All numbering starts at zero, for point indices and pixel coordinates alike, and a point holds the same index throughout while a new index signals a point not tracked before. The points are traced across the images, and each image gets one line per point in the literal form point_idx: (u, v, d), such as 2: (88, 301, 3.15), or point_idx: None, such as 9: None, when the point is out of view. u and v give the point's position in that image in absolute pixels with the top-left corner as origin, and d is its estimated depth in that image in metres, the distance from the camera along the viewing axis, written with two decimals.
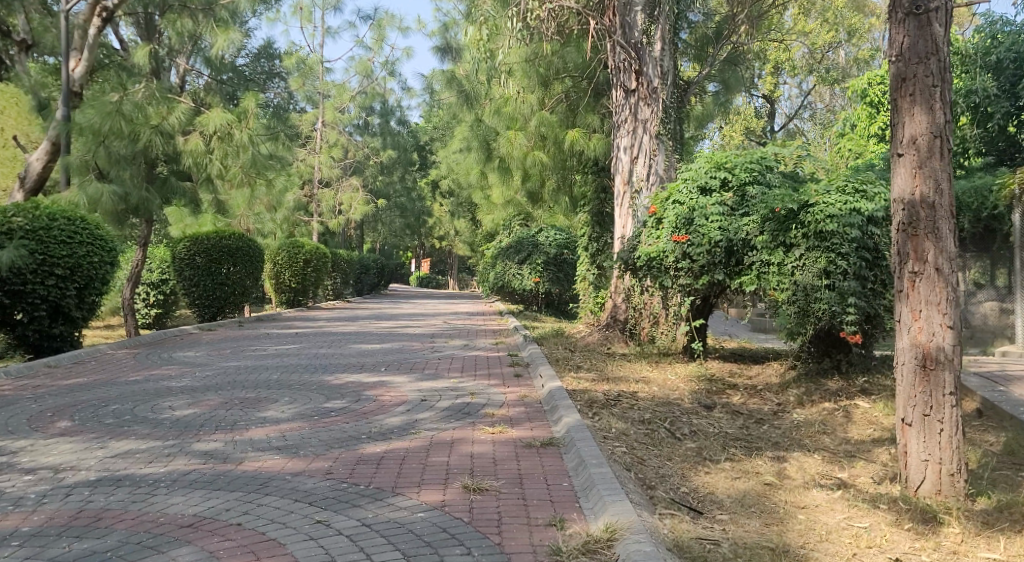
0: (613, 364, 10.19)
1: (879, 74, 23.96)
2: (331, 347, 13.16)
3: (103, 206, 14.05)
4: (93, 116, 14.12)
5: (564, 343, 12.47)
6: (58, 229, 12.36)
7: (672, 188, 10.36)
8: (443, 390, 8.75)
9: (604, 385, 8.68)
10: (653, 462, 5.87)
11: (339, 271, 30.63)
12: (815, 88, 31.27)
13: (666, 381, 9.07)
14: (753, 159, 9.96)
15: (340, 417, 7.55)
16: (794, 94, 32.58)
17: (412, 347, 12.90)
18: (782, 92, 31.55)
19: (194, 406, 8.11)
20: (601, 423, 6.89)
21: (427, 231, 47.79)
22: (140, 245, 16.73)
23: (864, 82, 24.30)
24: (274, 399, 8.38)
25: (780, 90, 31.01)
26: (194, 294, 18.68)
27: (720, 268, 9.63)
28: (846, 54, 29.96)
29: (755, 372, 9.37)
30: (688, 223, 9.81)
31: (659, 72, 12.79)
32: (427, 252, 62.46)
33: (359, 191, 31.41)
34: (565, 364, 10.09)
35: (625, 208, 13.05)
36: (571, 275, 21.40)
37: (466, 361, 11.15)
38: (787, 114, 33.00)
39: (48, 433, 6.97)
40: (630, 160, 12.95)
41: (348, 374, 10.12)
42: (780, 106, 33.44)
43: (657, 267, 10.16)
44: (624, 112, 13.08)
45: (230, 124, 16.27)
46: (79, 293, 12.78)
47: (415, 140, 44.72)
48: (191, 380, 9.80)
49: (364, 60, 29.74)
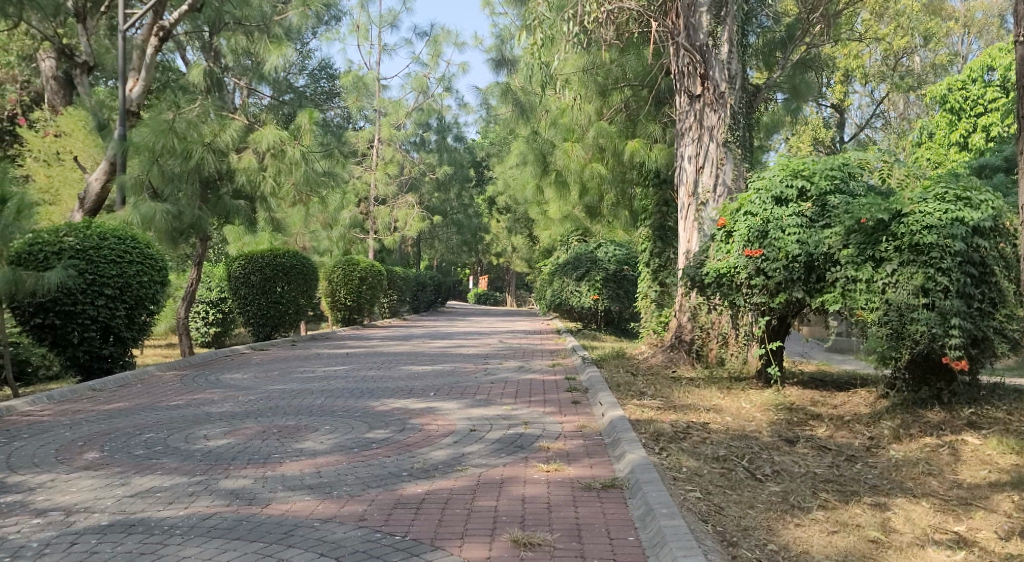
0: (679, 390, 9.36)
1: (960, 80, 22.68)
2: (380, 368, 12.58)
3: (156, 225, 13.54)
4: (146, 134, 13.82)
5: (626, 365, 11.69)
6: (108, 249, 12.01)
7: (743, 198, 9.54)
8: (495, 419, 8.06)
9: (671, 414, 7.88)
10: (733, 510, 5.09)
11: (395, 289, 30.26)
12: (888, 96, 29.94)
13: (741, 409, 8.26)
14: (835, 166, 9.09)
15: (382, 449, 6.92)
16: (866, 104, 31.24)
17: (464, 369, 12.23)
18: (854, 101, 30.24)
19: (229, 435, 7.56)
20: (670, 461, 6.12)
21: (484, 247, 47.32)
22: (194, 264, 16.43)
23: (943, 88, 23.04)
24: (315, 428, 7.78)
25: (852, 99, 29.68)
26: (247, 312, 18.33)
27: (797, 285, 8.81)
28: (922, 61, 28.62)
29: (840, 401, 8.51)
30: (762, 236, 9.03)
31: (727, 75, 11.90)
32: (485, 269, 61.98)
33: (415, 208, 31.01)
34: (627, 389, 9.31)
35: (689, 220, 12.26)
36: (632, 292, 20.57)
37: (522, 385, 10.44)
38: (858, 124, 31.73)
39: (72, 466, 6.46)
40: (695, 170, 12.17)
41: (395, 399, 9.50)
42: (852, 115, 32.13)
43: (727, 285, 9.40)
44: (688, 118, 12.36)
45: (283, 140, 15.92)
46: (129, 313, 12.34)
47: (472, 156, 44.35)
48: (232, 405, 9.28)
49: (420, 76, 29.37)
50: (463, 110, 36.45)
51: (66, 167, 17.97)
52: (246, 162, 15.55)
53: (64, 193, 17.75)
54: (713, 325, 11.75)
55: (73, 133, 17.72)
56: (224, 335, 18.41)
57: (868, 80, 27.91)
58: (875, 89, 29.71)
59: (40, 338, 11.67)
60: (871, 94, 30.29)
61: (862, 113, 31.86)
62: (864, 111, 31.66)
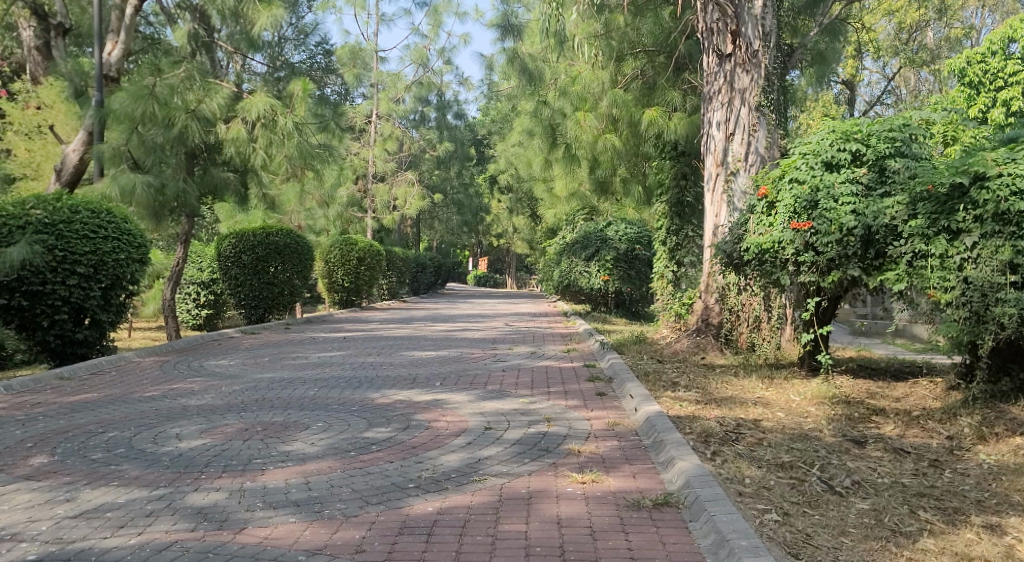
0: (714, 380, 8.34)
1: (979, 52, 21.53)
2: (380, 353, 11.54)
3: (137, 200, 12.48)
4: (124, 101, 12.71)
5: (649, 351, 10.68)
6: (80, 222, 10.81)
7: (787, 164, 8.56)
8: (512, 414, 7.04)
9: (715, 409, 6.85)
10: (826, 543, 4.11)
11: (394, 270, 29.20)
12: (901, 71, 28.62)
13: (792, 404, 7.25)
14: (895, 126, 8.14)
15: (384, 452, 5.90)
16: (875, 81, 30.05)
17: (472, 355, 11.18)
18: (865, 78, 28.99)
19: (205, 434, 6.44)
20: (729, 470, 5.12)
21: (483, 227, 46.16)
22: (181, 242, 15.35)
23: (962, 61, 21.89)
24: (305, 424, 6.74)
25: (863, 76, 28.47)
26: (239, 294, 17.27)
27: (853, 262, 7.82)
28: (936, 36, 27.37)
29: (902, 394, 7.49)
30: (811, 206, 8.02)
31: (760, 32, 10.95)
32: (485, 250, 60.76)
33: (415, 186, 29.81)
34: (656, 379, 8.27)
35: (718, 192, 11.36)
36: (643, 273, 19.48)
37: (537, 375, 9.39)
38: (869, 101, 30.47)
39: (13, 476, 5.46)
40: (724, 137, 11.28)
41: (398, 390, 8.46)
42: (861, 92, 30.95)
43: (771, 260, 8.42)
44: (717, 80, 11.42)
45: (274, 109, 14.62)
46: (105, 294, 11.18)
47: (472, 135, 43.16)
48: (213, 396, 8.22)
49: (420, 48, 28.14)
50: (465, 86, 35.25)
51: (47, 141, 16.78)
52: (235, 131, 14.36)
53: (47, 166, 16.48)
54: (744, 307, 10.75)
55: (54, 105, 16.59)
56: (217, 317, 17.45)
57: (880, 56, 26.70)
58: (887, 66, 28.46)
59: (6, 321, 10.50)
60: (883, 71, 29.05)
61: (871, 90, 30.67)
62: (873, 88, 30.48)
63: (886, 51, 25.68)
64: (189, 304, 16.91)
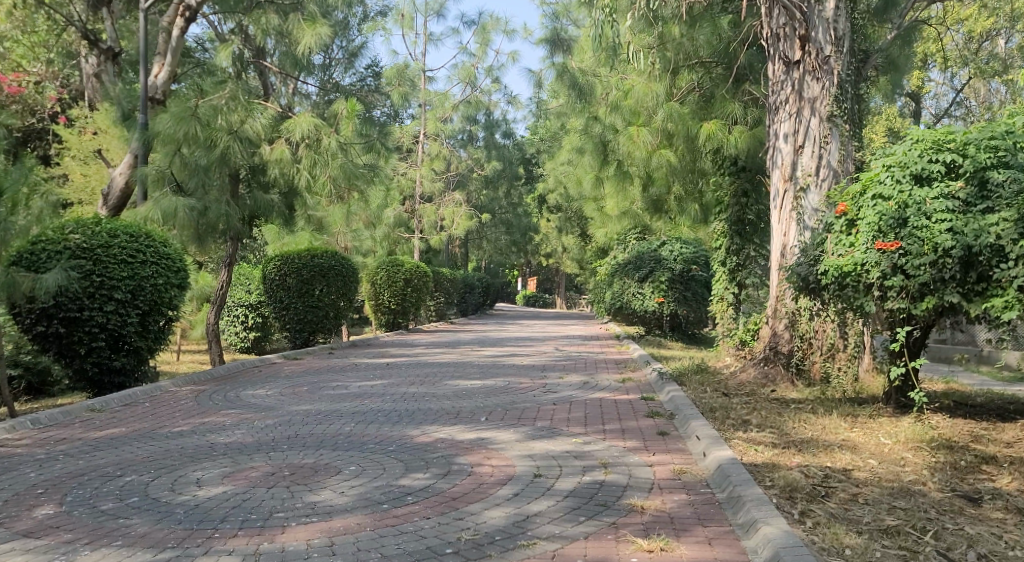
0: (791, 417, 7.61)
1: None
2: (423, 382, 10.84)
3: (179, 223, 11.78)
4: (166, 122, 12.10)
5: (713, 382, 9.88)
6: (118, 247, 10.24)
7: (868, 178, 7.91)
8: (565, 458, 6.29)
9: (796, 456, 6.09)
10: None
11: (441, 291, 28.60)
12: (968, 84, 27.25)
13: (884, 449, 6.50)
14: (995, 133, 7.43)
15: (422, 504, 5.19)
16: (942, 92, 28.74)
17: (520, 385, 10.43)
18: (931, 90, 27.74)
19: (227, 479, 5.70)
20: (824, 538, 4.39)
21: (532, 247, 45.47)
22: (225, 265, 14.91)
23: None
24: (336, 466, 6.04)
25: (929, 88, 27.22)
26: (284, 317, 16.73)
27: (950, 286, 7.18)
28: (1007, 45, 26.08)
29: (1012, 442, 6.72)
30: (899, 224, 7.38)
31: (833, 36, 10.23)
32: (534, 269, 60.04)
33: (463, 206, 29.21)
34: (724, 417, 7.48)
35: (786, 210, 10.58)
36: (700, 295, 18.59)
37: (591, 409, 8.60)
38: (935, 114, 29.19)
39: (9, 533, 4.85)
40: (793, 150, 10.54)
41: (440, 426, 7.75)
42: (927, 104, 29.66)
43: (853, 284, 7.73)
44: (784, 90, 10.71)
45: (320, 129, 14.04)
46: (142, 320, 10.52)
47: (520, 154, 42.60)
48: (244, 430, 7.58)
49: (468, 66, 27.65)
50: (513, 105, 34.76)
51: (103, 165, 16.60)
52: (278, 152, 13.79)
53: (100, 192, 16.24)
54: (817, 334, 10.12)
55: (107, 130, 16.27)
56: (264, 340, 17.04)
57: (947, 66, 25.48)
58: (955, 77, 27.18)
59: (44, 347, 10.00)
60: (951, 82, 27.76)
61: (938, 102, 29.35)
62: (940, 100, 29.18)
63: (954, 61, 24.47)
64: (237, 327, 16.67)
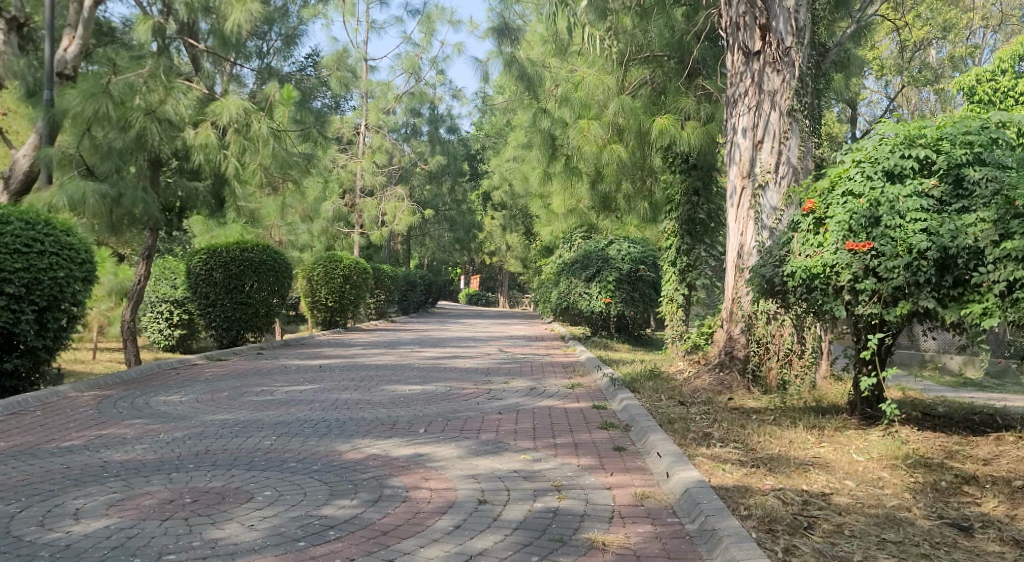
0: (751, 430, 7.02)
1: (987, 69, 18.98)
2: (357, 388, 10.06)
3: (88, 211, 10.79)
4: (74, 101, 11.13)
5: (667, 390, 9.27)
6: (12, 235, 9.21)
7: (837, 173, 7.40)
8: (512, 480, 5.64)
9: (768, 478, 5.50)
10: None
11: (381, 288, 27.71)
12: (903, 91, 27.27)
13: (858, 468, 5.93)
14: (972, 129, 6.96)
15: (346, 541, 4.50)
16: (876, 100, 28.77)
17: (463, 392, 9.69)
18: (866, 97, 27.71)
19: (115, 511, 4.93)
20: None
21: (477, 246, 44.75)
22: (144, 258, 13.76)
23: (970, 79, 19.26)
24: (249, 492, 5.33)
25: (864, 95, 27.16)
26: (209, 314, 15.53)
27: (925, 290, 6.65)
28: (940, 55, 26.15)
29: (991, 457, 6.23)
30: (872, 223, 6.85)
31: (793, 27, 9.78)
32: (477, 267, 59.10)
33: (405, 201, 28.28)
34: (685, 430, 6.88)
35: (744, 209, 10.05)
36: (648, 296, 18.10)
37: (540, 419, 7.91)
38: (870, 121, 29.30)
39: None
40: (752, 145, 10.01)
41: (372, 439, 6.98)
42: (862, 111, 29.67)
43: (821, 287, 7.16)
44: (743, 82, 10.18)
45: (249, 113, 13.03)
46: (40, 317, 9.59)
47: (465, 149, 41.85)
48: (149, 444, 6.75)
49: (411, 56, 26.76)
50: (457, 99, 33.99)
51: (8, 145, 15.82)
52: (203, 137, 12.61)
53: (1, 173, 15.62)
54: (773, 338, 9.62)
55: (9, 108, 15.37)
56: (191, 337, 16.16)
57: (882, 74, 25.43)
58: (889, 85, 27.18)
59: None
60: (884, 90, 27.78)
61: (872, 110, 29.38)
62: (874, 108, 29.21)
63: (890, 69, 24.37)
64: (162, 323, 15.70)
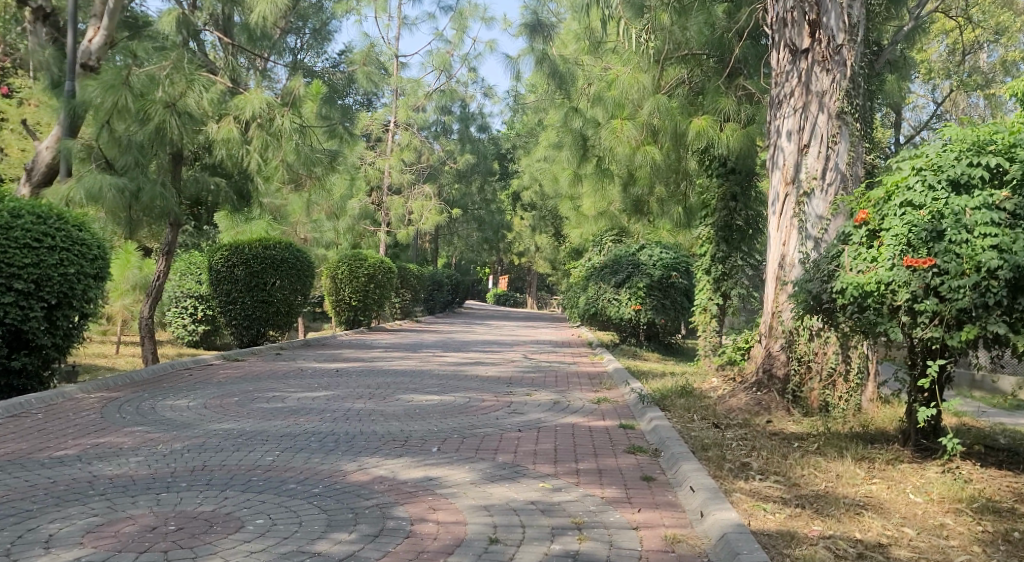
0: (795, 461, 6.43)
1: None
2: (371, 396, 9.54)
3: (106, 205, 10.26)
4: (92, 91, 10.37)
5: (702, 410, 8.64)
6: (22, 229, 8.77)
7: (893, 182, 6.76)
8: (531, 513, 5.09)
9: (816, 522, 4.92)
10: None
11: (407, 288, 27.27)
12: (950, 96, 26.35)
13: (917, 513, 5.34)
14: None
15: None
16: (922, 105, 27.83)
17: (482, 405, 9.13)
18: (911, 101, 26.77)
19: (90, 541, 4.42)
20: None
21: (505, 246, 44.25)
22: (163, 254, 13.24)
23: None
24: (239, 520, 4.80)
25: (910, 99, 26.24)
26: (229, 312, 14.91)
27: (995, 314, 6.04)
28: (989, 59, 25.08)
29: None
30: (934, 238, 6.23)
31: (846, 23, 9.16)
32: (505, 267, 58.54)
33: (433, 199, 27.79)
34: (722, 460, 6.29)
35: (787, 217, 9.43)
36: (679, 303, 17.46)
37: (563, 440, 7.32)
38: (913, 127, 28.34)
39: None
40: (797, 149, 9.38)
41: (381, 458, 6.43)
42: (906, 116, 28.71)
43: (876, 306, 6.56)
44: (789, 81, 9.55)
45: (273, 108, 12.46)
46: (49, 314, 9.17)
47: (496, 148, 41.37)
48: (143, 456, 6.25)
49: (443, 53, 26.26)
50: (489, 98, 33.51)
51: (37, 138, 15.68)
52: (225, 132, 12.10)
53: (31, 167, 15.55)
54: (816, 356, 8.98)
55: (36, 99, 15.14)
56: (215, 334, 15.70)
57: (930, 78, 24.53)
58: (935, 90, 26.27)
59: None
60: (930, 95, 26.87)
61: (917, 114, 28.47)
62: (919, 113, 28.26)
63: (937, 73, 23.47)
64: (185, 318, 15.35)
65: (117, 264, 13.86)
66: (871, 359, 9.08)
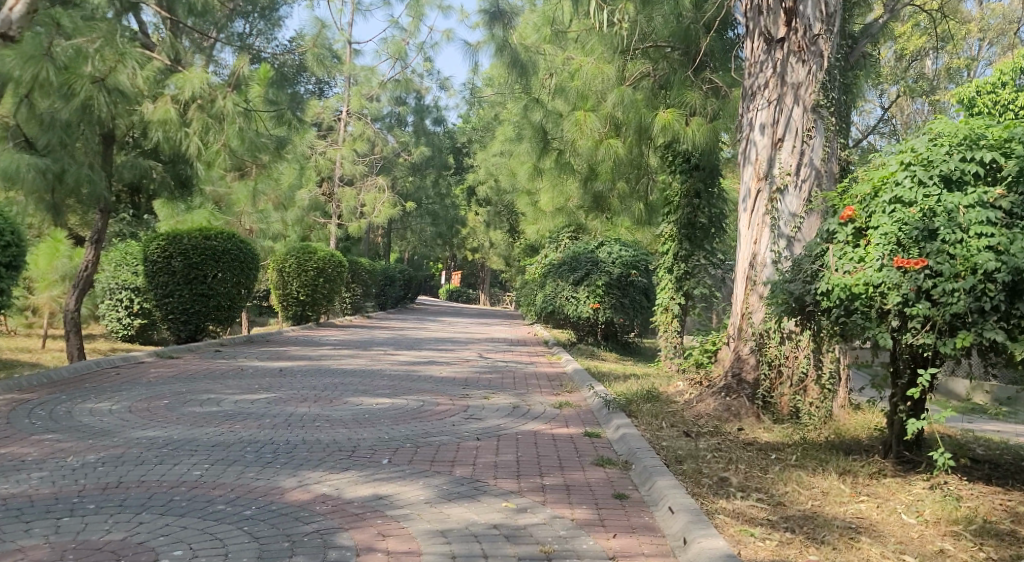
0: (776, 476, 5.96)
1: (987, 82, 18.66)
2: (316, 399, 8.85)
3: (24, 186, 9.49)
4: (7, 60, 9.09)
5: (670, 417, 8.14)
6: None
7: (881, 177, 6.33)
8: (492, 541, 4.51)
9: (811, 553, 4.44)
10: None
11: (358, 282, 26.49)
12: (896, 101, 26.53)
13: (913, 538, 4.88)
14: None
15: None
16: (870, 111, 27.94)
17: (436, 409, 8.51)
18: (861, 106, 26.83)
19: None
20: None
21: (458, 241, 43.57)
22: (91, 242, 12.22)
23: (971, 91, 18.56)
24: (153, 551, 4.16)
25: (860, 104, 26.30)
26: (166, 306, 14.03)
27: (991, 319, 5.62)
28: (936, 66, 25.25)
29: None
30: (926, 237, 5.81)
31: (823, 12, 8.76)
32: (458, 263, 57.77)
33: (385, 192, 27.02)
34: (698, 476, 5.79)
35: (758, 214, 8.99)
36: (638, 302, 17.00)
37: (525, 451, 6.74)
38: (861, 132, 28.46)
39: None
40: (771, 143, 8.94)
41: (324, 472, 5.79)
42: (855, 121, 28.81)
43: (862, 310, 6.12)
44: (764, 72, 9.11)
45: (215, 89, 11.58)
46: None
47: (451, 142, 40.69)
48: (49, 470, 5.54)
49: (398, 41, 25.51)
50: (445, 90, 32.86)
51: None
52: (162, 112, 11.24)
53: None
54: (787, 360, 8.56)
55: None
56: (153, 328, 14.81)
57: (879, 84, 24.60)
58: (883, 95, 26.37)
59: None
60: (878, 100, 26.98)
61: (865, 120, 28.55)
62: (867, 118, 28.40)
63: (887, 78, 23.53)
64: (122, 312, 14.39)
65: (45, 253, 13.01)
66: (843, 364, 8.64)
